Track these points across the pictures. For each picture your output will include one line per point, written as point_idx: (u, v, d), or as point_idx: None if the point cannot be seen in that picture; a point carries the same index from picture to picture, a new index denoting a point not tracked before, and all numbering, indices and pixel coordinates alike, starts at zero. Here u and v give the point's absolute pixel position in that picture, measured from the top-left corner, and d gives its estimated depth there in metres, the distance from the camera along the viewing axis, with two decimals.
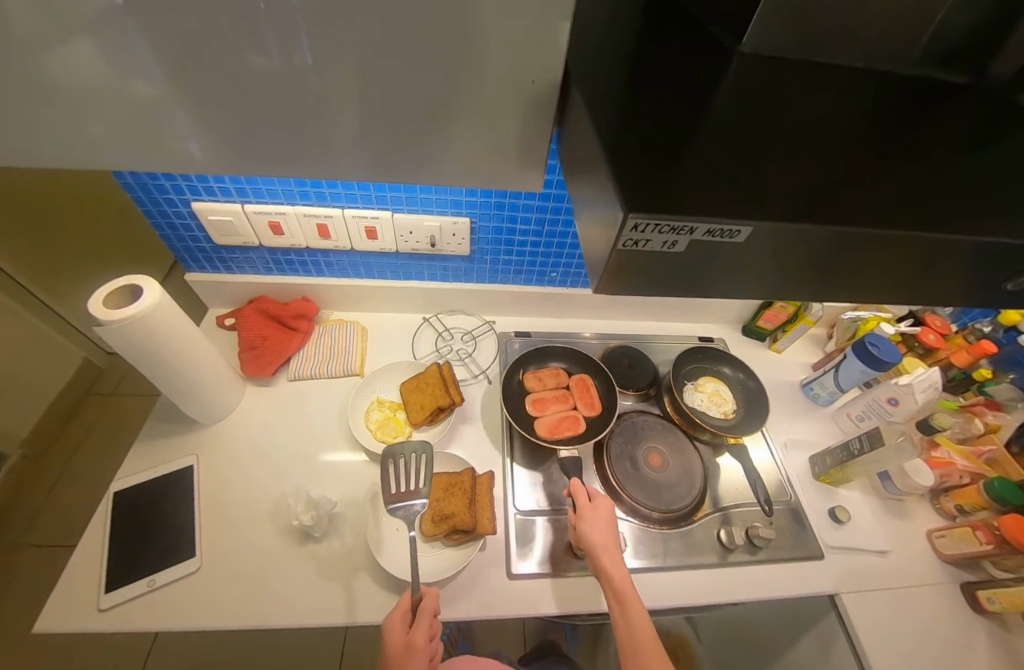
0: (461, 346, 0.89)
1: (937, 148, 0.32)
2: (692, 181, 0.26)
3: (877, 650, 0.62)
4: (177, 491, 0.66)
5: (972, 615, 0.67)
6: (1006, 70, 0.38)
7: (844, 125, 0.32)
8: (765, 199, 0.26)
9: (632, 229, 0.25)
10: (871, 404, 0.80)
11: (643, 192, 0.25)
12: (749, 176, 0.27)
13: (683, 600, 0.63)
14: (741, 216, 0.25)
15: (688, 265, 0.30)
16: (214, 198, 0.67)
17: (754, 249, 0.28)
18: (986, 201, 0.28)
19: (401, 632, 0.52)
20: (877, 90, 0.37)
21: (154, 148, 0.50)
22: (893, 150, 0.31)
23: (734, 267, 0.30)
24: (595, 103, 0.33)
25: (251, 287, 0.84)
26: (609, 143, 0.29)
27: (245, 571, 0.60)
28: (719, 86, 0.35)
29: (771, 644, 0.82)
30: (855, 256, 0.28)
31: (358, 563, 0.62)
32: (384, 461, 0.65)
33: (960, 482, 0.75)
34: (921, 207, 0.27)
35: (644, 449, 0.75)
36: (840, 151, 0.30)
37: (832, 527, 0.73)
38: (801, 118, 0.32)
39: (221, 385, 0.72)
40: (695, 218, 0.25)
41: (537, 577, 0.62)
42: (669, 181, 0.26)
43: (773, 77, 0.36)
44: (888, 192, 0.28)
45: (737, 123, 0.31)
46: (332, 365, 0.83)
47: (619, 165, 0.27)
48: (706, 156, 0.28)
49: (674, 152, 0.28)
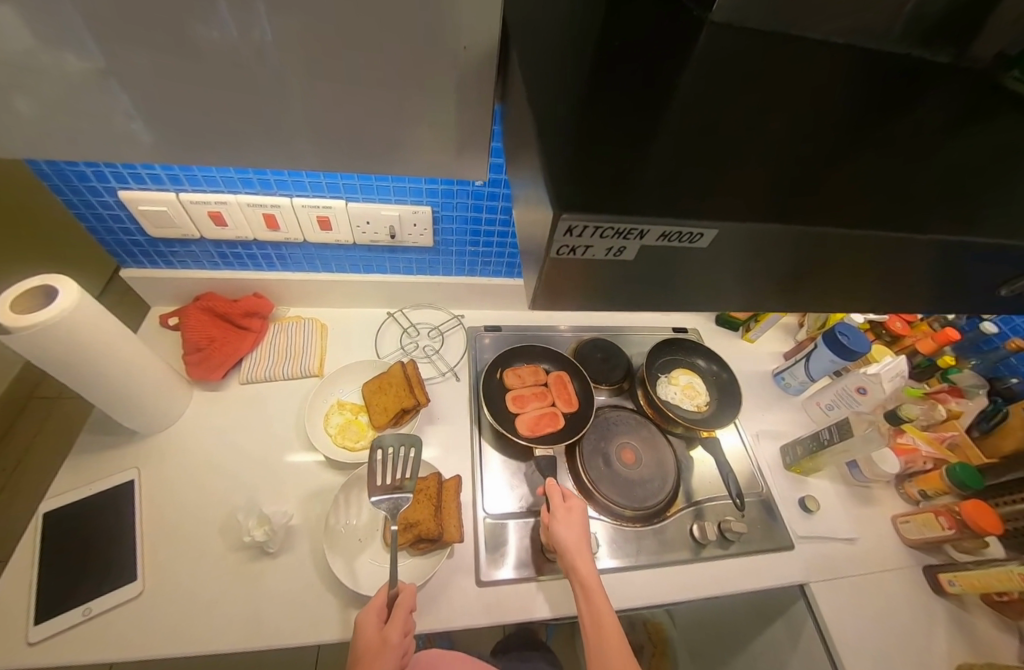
0: (428, 342, 0.85)
1: (909, 132, 0.29)
2: (639, 172, 0.23)
3: (844, 637, 0.63)
4: (116, 510, 0.60)
5: (934, 597, 0.69)
6: (986, 52, 0.36)
7: (812, 106, 0.29)
8: (723, 195, 0.23)
9: (566, 233, 0.21)
10: (840, 393, 0.80)
11: (583, 186, 0.22)
12: (707, 166, 0.24)
13: (656, 599, 0.62)
14: (698, 217, 0.22)
15: (639, 273, 0.26)
16: (144, 185, 0.61)
17: (713, 257, 0.25)
18: (957, 193, 0.26)
19: (375, 628, 0.49)
20: (857, 68, 0.34)
21: (50, 130, 0.43)
22: (869, 132, 0.29)
23: (697, 276, 0.27)
24: (537, 77, 0.29)
25: (196, 282, 0.77)
26: (550, 125, 0.25)
27: (194, 592, 0.56)
28: (679, 62, 0.31)
29: (744, 630, 0.84)
30: (826, 261, 0.26)
31: (317, 578, 0.59)
32: (371, 451, 0.63)
33: (924, 467, 0.76)
34: (901, 203, 0.25)
35: (617, 446, 0.74)
36: (811, 134, 0.28)
37: (802, 517, 0.74)
38: (765, 98, 0.29)
39: (161, 391, 0.66)
40: (644, 222, 0.21)
41: (514, 581, 0.60)
42: (615, 174, 0.23)
43: (738, 53, 0.33)
44: (857, 184, 0.25)
45: (697, 104, 0.28)
46: (288, 365, 0.77)
47: (565, 153, 0.23)
48: (664, 141, 0.25)
49: (621, 137, 0.25)
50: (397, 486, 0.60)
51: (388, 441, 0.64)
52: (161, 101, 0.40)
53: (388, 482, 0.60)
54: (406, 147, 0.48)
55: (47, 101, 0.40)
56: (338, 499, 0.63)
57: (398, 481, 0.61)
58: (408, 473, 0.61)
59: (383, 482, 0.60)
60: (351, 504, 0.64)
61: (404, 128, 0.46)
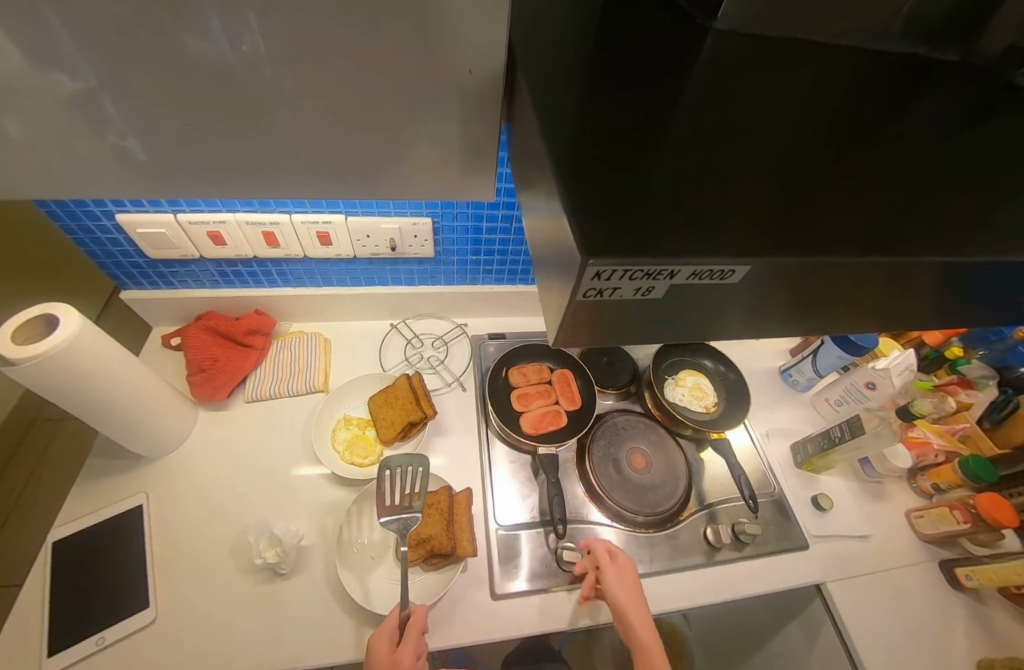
0: (433, 353, 0.84)
1: (924, 138, 0.29)
2: (657, 202, 0.23)
3: (864, 640, 0.63)
4: (124, 536, 0.59)
5: (951, 592, 0.69)
6: (993, 48, 0.36)
7: (823, 115, 0.29)
8: (748, 224, 0.22)
9: (594, 277, 0.20)
10: (849, 388, 0.79)
11: (608, 226, 0.21)
12: (727, 191, 0.24)
13: (672, 605, 0.62)
14: (732, 254, 0.21)
15: (667, 308, 0.25)
16: (142, 208, 0.60)
17: (743, 288, 0.24)
18: (974, 203, 0.25)
19: (388, 647, 0.49)
20: (865, 72, 0.34)
21: (45, 160, 0.43)
22: (884, 140, 0.28)
23: (726, 308, 0.26)
24: (543, 95, 0.28)
25: (198, 302, 0.77)
26: (561, 151, 0.24)
27: (211, 618, 0.55)
28: (686, 75, 0.31)
29: (761, 630, 0.83)
30: (852, 288, 0.25)
31: (331, 599, 0.58)
32: (380, 470, 0.61)
33: (936, 460, 0.76)
34: (931, 225, 0.24)
35: (627, 450, 0.72)
36: (826, 146, 0.27)
37: (816, 516, 0.73)
38: (776, 109, 0.29)
39: (167, 414, 0.65)
40: (677, 264, 0.21)
41: (527, 594, 0.59)
42: (638, 211, 0.22)
43: (743, 60, 0.33)
44: (876, 200, 0.25)
45: (707, 119, 0.27)
46: (293, 382, 0.76)
47: (582, 183, 0.23)
48: (680, 165, 0.25)
49: (636, 163, 0.24)
50: (406, 506, 0.59)
51: (395, 462, 0.63)
52: (159, 129, 0.40)
53: (397, 501, 0.59)
54: (406, 167, 0.48)
55: (43, 132, 0.40)
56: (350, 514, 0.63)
57: (408, 500, 0.60)
58: (416, 489, 0.60)
59: (393, 503, 0.59)
60: (358, 517, 0.63)
61: (404, 149, 0.46)
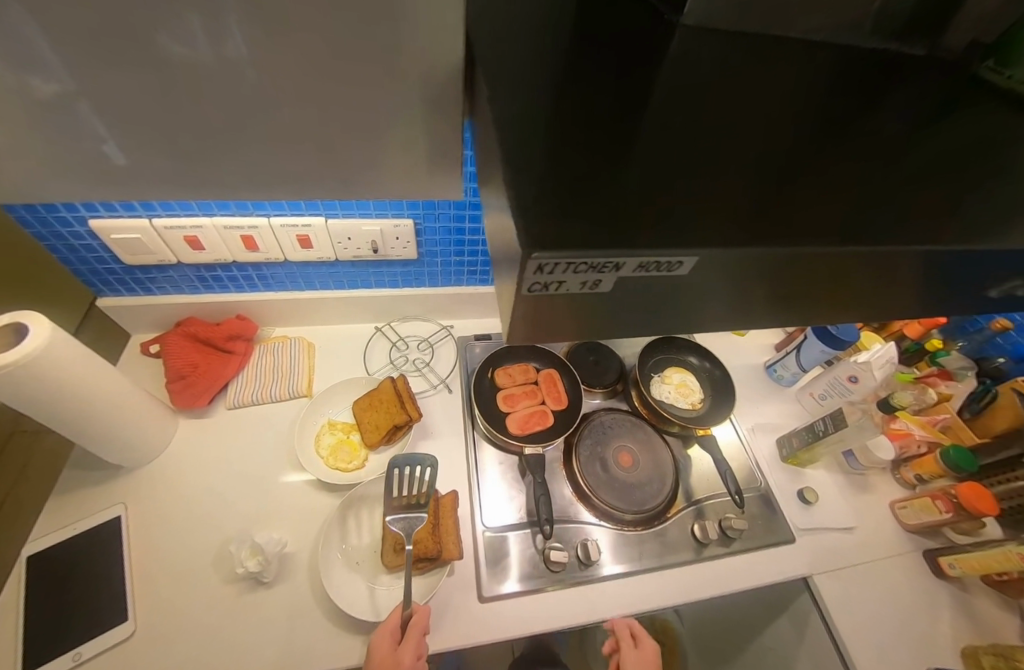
0: (418, 355, 0.83)
1: (883, 132, 0.29)
2: (608, 197, 0.23)
3: (850, 630, 0.64)
4: (101, 549, 0.58)
5: (936, 581, 0.70)
6: (957, 43, 0.37)
7: (785, 109, 0.29)
8: (700, 217, 0.22)
9: (538, 270, 0.20)
10: (832, 382, 0.80)
11: (553, 220, 0.21)
12: (682, 187, 0.24)
13: (662, 603, 0.62)
14: (680, 246, 0.21)
15: (622, 304, 0.25)
16: (115, 213, 0.59)
17: (699, 280, 0.24)
18: (935, 196, 0.26)
19: (389, 648, 0.48)
20: (830, 67, 0.34)
21: (9, 165, 0.42)
22: (843, 134, 0.28)
23: (685, 299, 0.26)
24: (501, 92, 0.28)
25: (177, 308, 0.75)
26: (516, 146, 0.24)
27: (192, 629, 0.54)
28: (647, 70, 0.31)
29: (752, 625, 0.83)
30: (813, 278, 0.25)
31: (315, 606, 0.57)
32: (388, 469, 0.63)
33: (918, 451, 0.77)
34: (889, 217, 0.24)
35: (614, 449, 0.73)
36: (783, 139, 0.27)
37: (802, 509, 0.73)
38: (737, 106, 0.29)
39: (145, 422, 0.64)
40: (622, 256, 0.20)
41: (518, 595, 0.59)
42: (586, 205, 0.22)
43: (706, 57, 0.33)
44: (829, 193, 0.25)
45: (666, 115, 0.27)
46: (276, 387, 0.75)
47: (530, 176, 0.22)
48: (636, 160, 0.25)
49: (591, 158, 0.24)
50: (411, 504, 0.60)
51: (401, 460, 0.64)
52: (125, 131, 0.40)
53: (402, 498, 0.60)
54: (382, 167, 0.48)
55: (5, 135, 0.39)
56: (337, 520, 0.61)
57: (416, 497, 0.60)
58: (424, 489, 0.61)
59: (395, 500, 0.60)
60: (342, 525, 0.61)
61: (379, 149, 0.45)
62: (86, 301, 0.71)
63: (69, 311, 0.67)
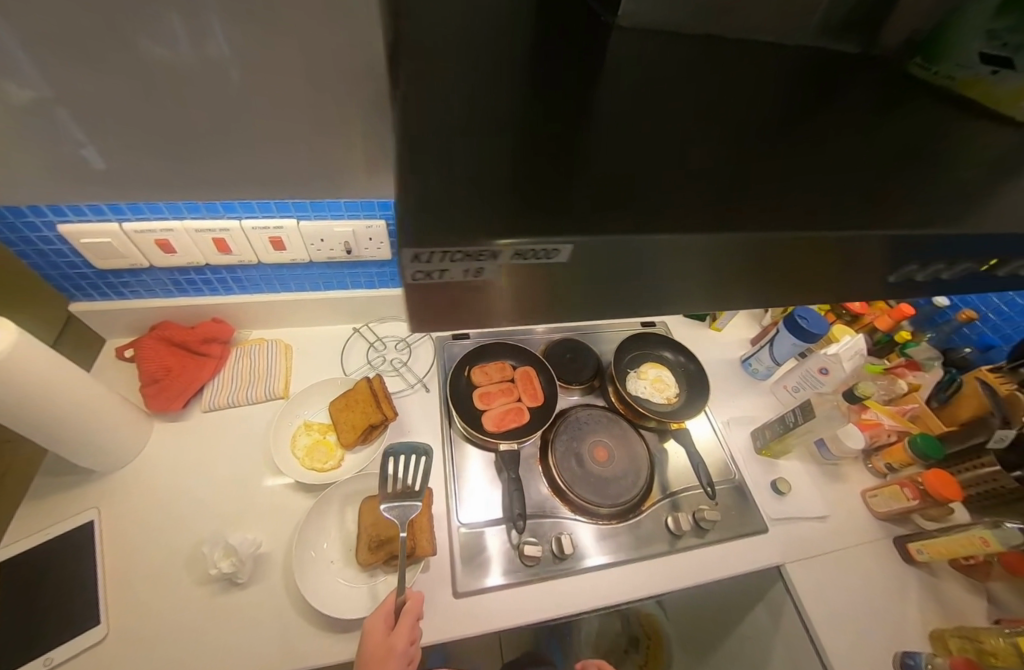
0: (396, 355, 0.84)
1: (817, 130, 0.30)
2: (490, 183, 0.20)
3: (820, 615, 0.65)
4: (71, 556, 0.58)
5: (905, 567, 0.72)
6: (894, 42, 0.38)
7: (718, 110, 0.29)
8: (588, 207, 0.20)
9: (419, 260, 0.16)
10: (804, 375, 0.82)
11: (421, 202, 0.17)
12: (572, 180, 0.21)
13: (638, 593, 0.63)
14: (562, 233, 0.18)
15: (522, 304, 0.20)
16: (84, 217, 0.59)
17: (640, 268, 0.21)
18: (877, 188, 0.26)
19: (382, 634, 0.50)
20: (770, 65, 0.35)
21: None
22: (786, 136, 0.29)
23: (643, 292, 0.22)
24: (403, 63, 0.25)
25: (152, 311, 0.75)
26: (426, 131, 0.22)
27: (165, 632, 0.54)
28: (582, 71, 0.31)
29: (730, 615, 0.84)
30: (775, 266, 0.23)
31: (289, 606, 0.57)
32: (383, 457, 0.63)
33: (888, 440, 0.79)
34: (840, 206, 0.24)
35: (589, 444, 0.73)
36: (712, 138, 0.27)
37: (775, 500, 0.75)
38: (641, 113, 0.28)
39: (119, 426, 0.64)
40: (499, 241, 0.16)
41: (504, 588, 0.60)
42: (462, 189, 0.19)
43: (641, 61, 0.33)
44: (774, 187, 0.24)
45: (571, 115, 0.26)
46: (252, 389, 0.75)
47: (426, 162, 0.20)
48: (557, 155, 0.24)
49: (478, 148, 0.22)
50: (406, 494, 0.60)
51: (398, 449, 0.64)
52: None
53: (396, 488, 0.60)
54: None
55: None
56: (307, 519, 0.61)
57: (412, 488, 0.61)
58: (419, 480, 0.61)
59: (389, 490, 0.60)
60: (315, 525, 0.61)
61: None
62: (62, 316, 0.72)
63: (47, 326, 0.69)
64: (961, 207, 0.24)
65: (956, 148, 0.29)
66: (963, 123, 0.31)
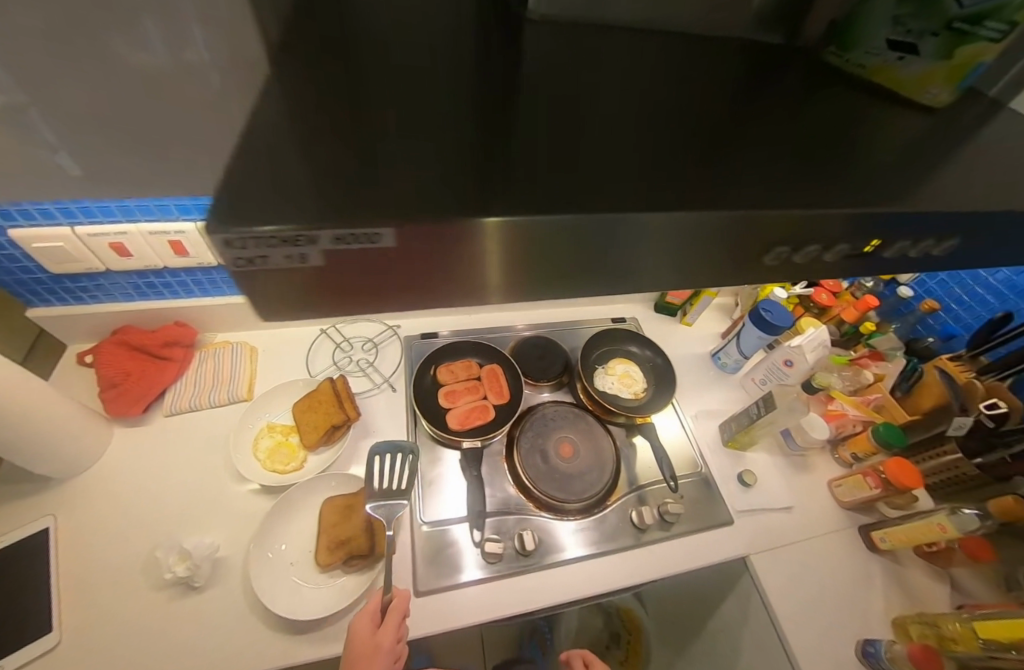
0: (363, 356, 0.83)
1: (763, 106, 0.29)
2: (313, 150, 0.17)
3: (784, 604, 0.66)
4: (24, 565, 0.56)
5: (869, 555, 0.72)
6: (819, 31, 0.38)
7: (669, 86, 0.28)
8: (438, 179, 0.17)
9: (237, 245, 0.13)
10: (770, 367, 0.82)
11: (222, 171, 0.15)
12: (460, 150, 0.19)
13: (604, 586, 0.63)
14: (386, 212, 0.15)
15: (359, 291, 0.18)
16: (35, 222, 0.58)
17: (585, 245, 0.19)
18: (831, 162, 0.25)
19: (368, 631, 0.50)
20: (704, 51, 0.34)
21: None
22: (738, 108, 0.28)
23: (599, 271, 0.21)
24: (326, 36, 0.24)
25: (112, 316, 0.74)
26: (344, 95, 0.20)
27: (120, 639, 0.54)
28: (530, 47, 0.30)
29: (703, 607, 0.85)
30: (742, 243, 0.22)
31: (246, 609, 0.57)
32: (369, 456, 0.64)
33: (854, 430, 0.79)
34: (801, 182, 0.23)
35: (555, 441, 0.73)
36: (663, 107, 0.26)
37: (742, 492, 0.75)
38: (527, 82, 0.26)
39: (77, 432, 0.63)
40: (317, 224, 0.14)
41: (481, 582, 0.61)
42: (314, 157, 0.16)
43: (590, 38, 0.32)
44: (733, 157, 0.23)
45: (437, 79, 0.23)
46: (215, 392, 0.74)
47: (334, 128, 0.18)
48: (497, 120, 0.22)
49: (315, 110, 0.19)
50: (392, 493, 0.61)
51: (385, 448, 0.65)
52: None
53: (384, 487, 0.61)
54: None
55: None
56: (267, 521, 0.61)
57: (399, 488, 0.61)
58: (405, 482, 0.62)
59: (379, 488, 0.61)
60: (273, 528, 0.61)
61: None
62: (32, 332, 0.72)
63: (15, 342, 0.69)
64: (873, 184, 0.23)
65: (870, 129, 0.29)
66: (877, 107, 0.30)
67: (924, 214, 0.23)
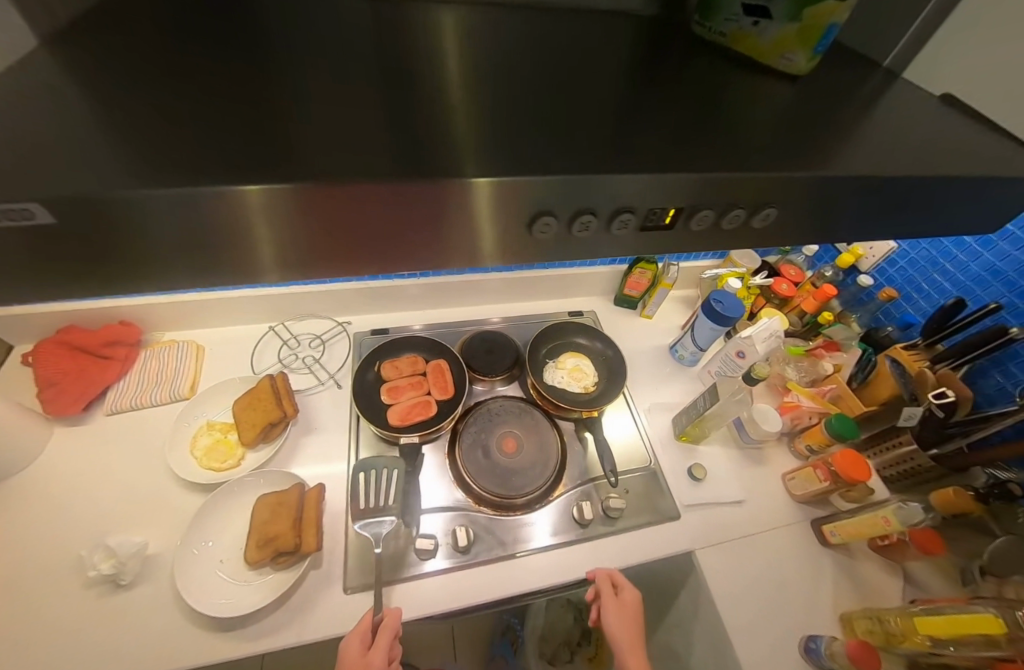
0: (310, 353, 0.83)
1: (678, 76, 0.30)
2: (216, 139, 0.20)
3: (727, 598, 0.64)
4: None
5: (820, 548, 0.71)
6: None
7: (611, 59, 0.30)
8: (291, 156, 0.20)
9: None
10: (723, 359, 0.81)
11: None
12: (429, 125, 0.22)
13: (551, 579, 0.62)
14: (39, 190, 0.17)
15: (234, 264, 0.22)
16: None
17: (564, 200, 0.23)
18: (765, 125, 0.27)
19: (358, 649, 0.50)
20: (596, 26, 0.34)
21: None
22: (662, 77, 0.29)
23: (583, 225, 0.25)
24: (249, 31, 0.26)
25: (52, 315, 0.74)
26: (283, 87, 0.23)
27: (41, 637, 0.53)
28: (490, 25, 0.31)
29: (659, 604, 0.83)
30: (716, 196, 0.25)
31: (171, 606, 0.57)
32: (353, 475, 0.64)
33: (810, 422, 0.78)
34: (745, 144, 0.25)
35: (498, 436, 0.73)
36: (607, 82, 0.28)
37: (690, 486, 0.74)
38: (470, 62, 0.28)
39: (11, 432, 0.63)
40: (18, 198, 0.16)
41: (446, 572, 0.61)
42: (268, 144, 0.20)
43: (540, 16, 0.34)
44: (666, 124, 0.25)
45: (265, 72, 0.25)
46: (157, 391, 0.74)
47: (256, 116, 0.21)
48: (454, 95, 0.25)
49: (108, 108, 0.21)
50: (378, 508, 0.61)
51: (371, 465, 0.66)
52: None
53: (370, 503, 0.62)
54: None
55: None
56: (196, 517, 0.61)
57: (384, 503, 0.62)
58: (392, 496, 0.63)
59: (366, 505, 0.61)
60: (201, 525, 0.61)
61: None
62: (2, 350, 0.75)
63: None
64: (805, 151, 0.26)
65: (730, 98, 0.28)
66: (743, 77, 0.30)
67: (827, 178, 0.25)
